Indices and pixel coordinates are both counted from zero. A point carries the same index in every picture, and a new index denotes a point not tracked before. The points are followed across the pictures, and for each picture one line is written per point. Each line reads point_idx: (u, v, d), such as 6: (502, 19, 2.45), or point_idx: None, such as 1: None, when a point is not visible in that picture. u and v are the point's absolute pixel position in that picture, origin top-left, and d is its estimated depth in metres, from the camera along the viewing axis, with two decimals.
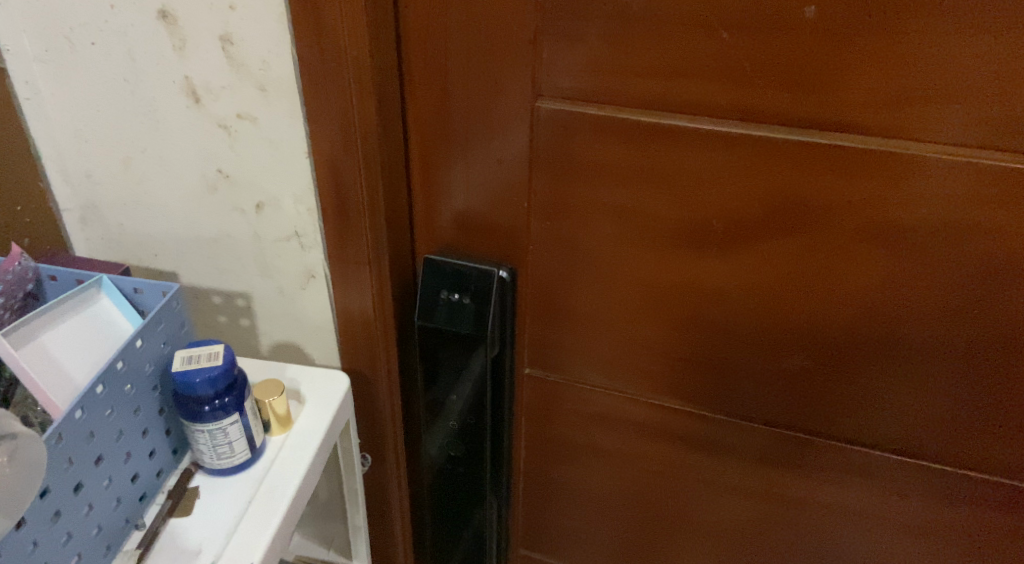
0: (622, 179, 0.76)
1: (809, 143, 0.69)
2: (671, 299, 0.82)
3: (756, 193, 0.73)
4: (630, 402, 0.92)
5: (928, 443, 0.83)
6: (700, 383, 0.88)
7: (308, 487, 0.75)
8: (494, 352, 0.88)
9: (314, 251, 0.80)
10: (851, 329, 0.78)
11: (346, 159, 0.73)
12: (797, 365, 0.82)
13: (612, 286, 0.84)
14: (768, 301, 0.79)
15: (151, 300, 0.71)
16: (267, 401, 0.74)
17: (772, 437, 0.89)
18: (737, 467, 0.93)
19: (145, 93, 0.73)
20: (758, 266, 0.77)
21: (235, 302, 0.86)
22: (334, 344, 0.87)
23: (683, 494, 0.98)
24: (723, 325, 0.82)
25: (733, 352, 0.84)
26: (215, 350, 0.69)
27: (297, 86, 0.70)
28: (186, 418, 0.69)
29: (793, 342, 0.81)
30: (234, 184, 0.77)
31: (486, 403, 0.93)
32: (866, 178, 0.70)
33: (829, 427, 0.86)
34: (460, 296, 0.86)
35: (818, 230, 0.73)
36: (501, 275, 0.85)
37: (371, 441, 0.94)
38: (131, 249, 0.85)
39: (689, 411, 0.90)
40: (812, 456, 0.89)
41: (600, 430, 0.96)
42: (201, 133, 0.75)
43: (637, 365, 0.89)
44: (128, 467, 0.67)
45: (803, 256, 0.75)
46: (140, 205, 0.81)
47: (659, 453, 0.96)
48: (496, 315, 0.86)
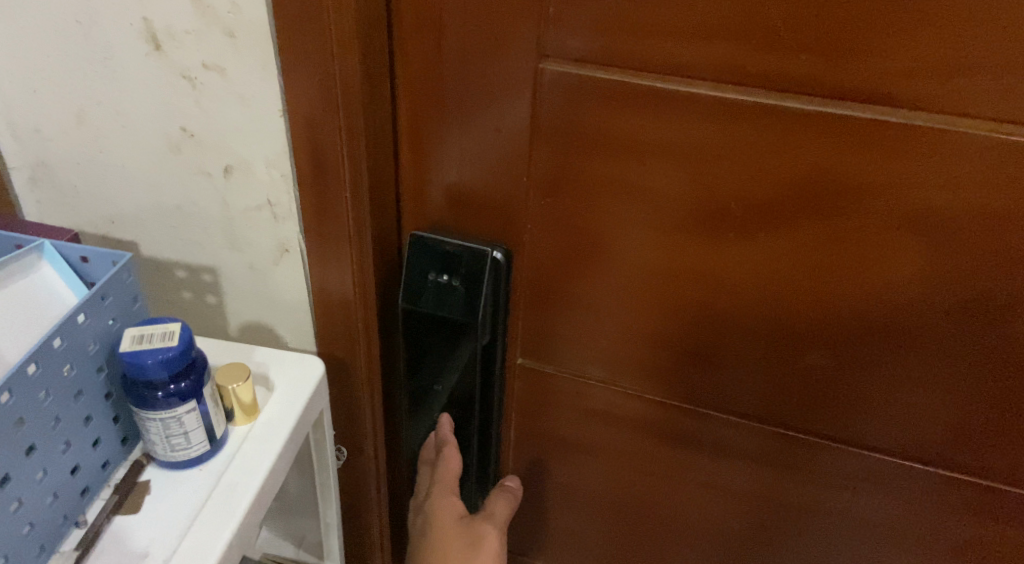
0: (633, 154, 0.69)
1: (846, 117, 0.62)
2: (681, 288, 0.75)
3: (782, 173, 0.66)
4: (629, 398, 0.85)
5: (954, 453, 0.76)
6: (708, 381, 0.80)
7: (274, 484, 0.67)
8: (484, 340, 0.81)
9: (288, 222, 0.73)
10: (878, 326, 0.71)
11: (325, 120, 0.65)
12: (816, 364, 0.75)
13: (617, 272, 0.76)
14: (788, 294, 0.72)
15: (100, 270, 0.63)
16: (231, 387, 0.66)
17: (783, 441, 0.82)
18: (744, 473, 0.86)
19: (100, 37, 0.65)
20: (779, 254, 0.70)
21: (201, 276, 0.78)
22: (309, 325, 0.80)
23: (683, 498, 0.91)
24: (736, 317, 0.75)
25: (746, 349, 0.77)
26: (170, 329, 0.61)
27: (270, 33, 0.62)
28: (136, 405, 0.61)
29: (813, 340, 0.74)
30: (201, 145, 0.69)
31: (475, 394, 0.86)
32: (907, 158, 0.62)
33: (847, 434, 0.79)
34: (449, 278, 0.78)
35: (848, 215, 0.66)
36: (495, 256, 0.77)
37: (348, 433, 0.86)
38: (86, 215, 0.76)
39: (693, 411, 0.83)
40: (827, 464, 0.82)
41: (597, 428, 0.89)
42: (162, 85, 0.67)
43: (639, 359, 0.81)
44: (67, 458, 0.59)
45: (829, 246, 0.68)
46: (95, 165, 0.73)
47: (660, 453, 0.89)
48: (488, 299, 0.79)
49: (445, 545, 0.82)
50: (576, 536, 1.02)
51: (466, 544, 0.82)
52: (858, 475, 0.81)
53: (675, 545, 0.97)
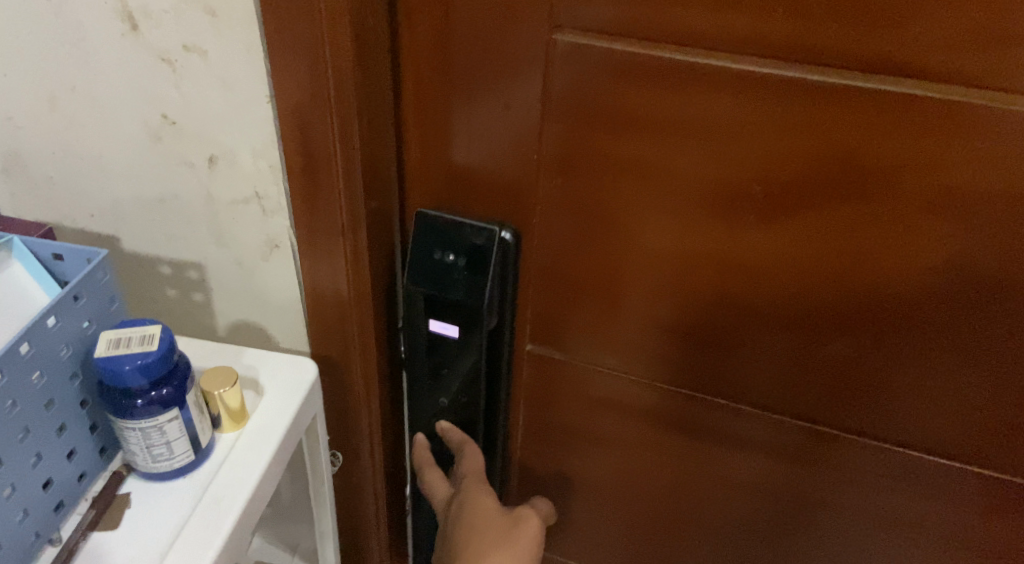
0: (651, 133, 0.64)
1: (881, 94, 0.57)
2: (699, 273, 0.70)
3: (809, 151, 0.61)
4: (640, 385, 0.81)
5: (984, 452, 0.72)
6: (725, 370, 0.76)
7: (264, 498, 0.63)
8: (491, 326, 0.76)
9: (277, 216, 0.68)
10: (906, 316, 0.66)
11: (315, 105, 0.60)
12: (838, 353, 0.71)
13: (630, 256, 0.72)
14: (810, 280, 0.67)
15: (74, 269, 0.59)
16: (216, 393, 0.62)
17: (800, 435, 0.78)
18: (760, 469, 0.82)
19: (71, 17, 0.60)
20: (802, 238, 0.65)
21: (186, 274, 0.74)
22: (301, 324, 0.75)
23: (695, 493, 0.88)
24: (754, 304, 0.70)
25: (768, 338, 0.72)
26: (149, 332, 0.57)
27: (254, 12, 0.58)
28: (114, 414, 0.57)
29: (834, 327, 0.69)
30: (183, 134, 0.65)
31: (481, 383, 0.82)
32: (945, 139, 0.58)
33: (869, 427, 0.74)
34: (454, 258, 0.73)
35: (877, 197, 0.61)
36: (502, 236, 0.73)
37: (343, 436, 0.82)
38: (63, 208, 0.72)
39: (710, 402, 0.79)
40: (845, 462, 0.78)
41: (607, 419, 0.85)
42: (140, 69, 0.62)
43: (651, 345, 0.77)
44: (39, 472, 0.55)
45: (853, 232, 0.64)
46: (71, 156, 0.68)
47: (671, 449, 0.85)
48: (495, 282, 0.74)
49: (479, 526, 0.74)
50: (583, 533, 0.98)
51: (505, 528, 0.75)
52: (878, 473, 0.77)
53: (685, 542, 0.93)
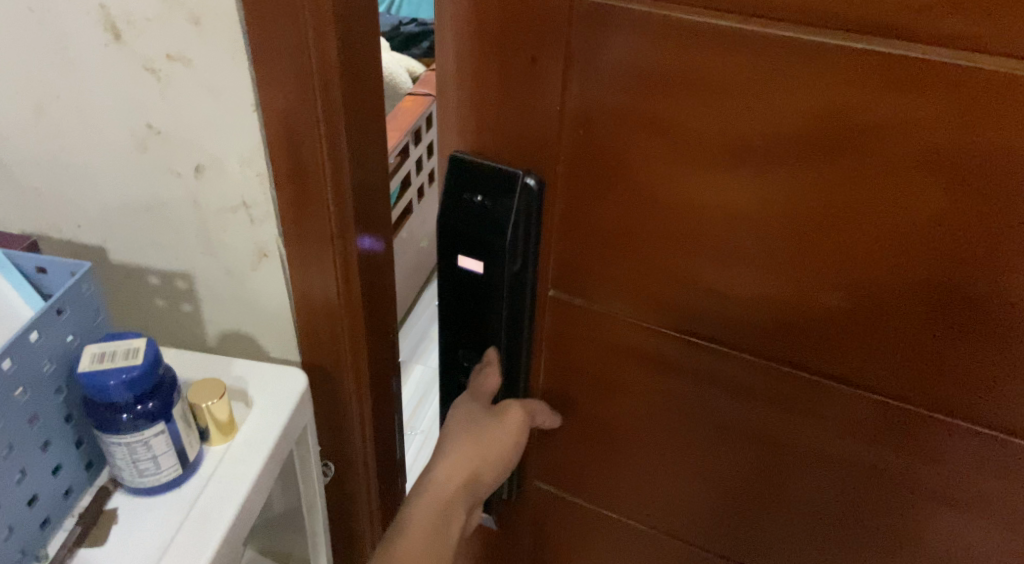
0: (669, 84, 0.57)
1: (931, 61, 0.50)
2: (698, 232, 0.63)
3: (839, 104, 0.53)
4: (637, 344, 0.73)
5: (988, 508, 0.65)
6: (720, 330, 0.68)
7: (252, 512, 0.62)
8: (513, 270, 0.73)
9: (266, 224, 0.67)
10: (917, 288, 0.58)
11: (302, 113, 0.60)
12: (832, 306, 0.62)
13: (632, 201, 0.65)
14: (813, 230, 0.59)
15: (58, 281, 0.58)
16: (204, 405, 0.61)
17: (797, 419, 0.70)
18: (758, 485, 0.76)
19: (52, 26, 0.59)
20: (807, 186, 0.57)
21: (175, 284, 0.73)
22: (292, 334, 0.75)
23: (686, 519, 0.84)
24: (756, 267, 0.63)
25: (764, 298, 0.64)
26: (135, 345, 0.56)
27: (239, 20, 0.57)
28: (100, 428, 0.56)
29: (833, 287, 0.61)
30: (169, 143, 0.64)
31: (501, 334, 0.78)
32: (1005, 116, 0.49)
33: (873, 417, 0.66)
34: (482, 198, 0.70)
35: (892, 143, 0.53)
36: (528, 182, 0.68)
37: (336, 446, 0.82)
38: (49, 219, 0.71)
39: (707, 370, 0.71)
40: (847, 476, 0.71)
41: (617, 396, 0.78)
42: (125, 77, 0.61)
43: (649, 301, 0.70)
44: (23, 488, 0.54)
45: (864, 185, 0.55)
46: (55, 166, 0.67)
47: (666, 428, 0.78)
48: (519, 225, 0.70)
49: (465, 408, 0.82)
50: (574, 544, 0.96)
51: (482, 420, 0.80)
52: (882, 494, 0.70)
53: None
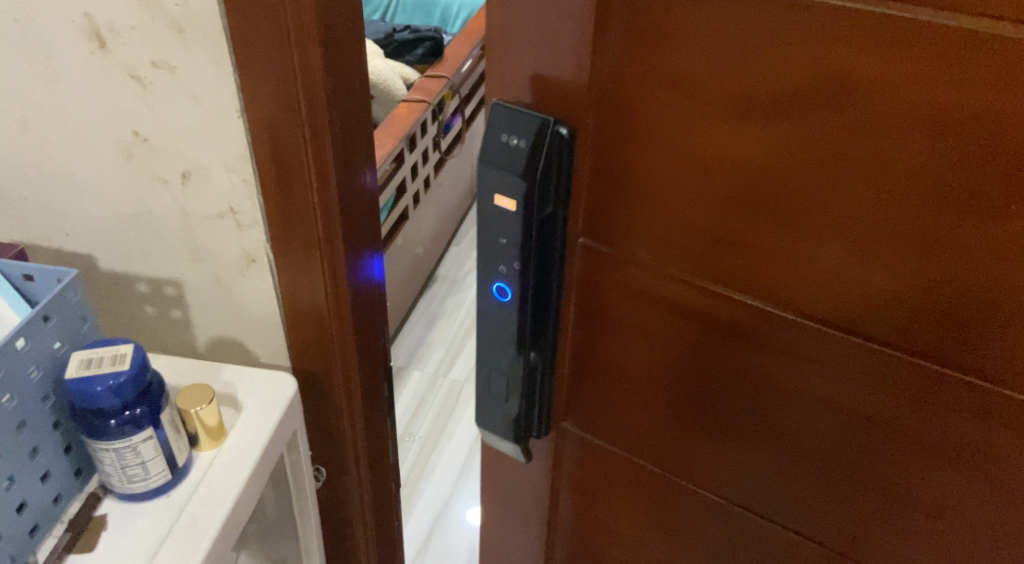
0: (689, 39, 0.64)
1: (911, 23, 0.54)
2: (711, 181, 0.69)
3: (832, 62, 0.58)
4: (660, 290, 0.79)
5: (973, 474, 0.68)
6: (742, 276, 0.72)
7: (242, 517, 0.62)
8: (545, 208, 0.78)
9: (253, 230, 0.68)
10: (917, 233, 0.61)
11: (287, 119, 0.60)
12: (836, 255, 0.66)
13: (667, 145, 0.70)
14: (820, 176, 0.63)
15: (45, 289, 0.59)
16: (193, 411, 0.61)
17: (813, 370, 0.73)
18: (777, 443, 0.80)
19: (39, 35, 0.60)
20: (817, 134, 0.62)
21: (164, 291, 0.74)
22: (281, 340, 0.75)
23: (697, 467, 0.89)
24: (760, 217, 0.68)
25: (779, 244, 0.68)
26: (122, 352, 0.57)
27: (221, 28, 0.57)
28: (88, 435, 0.56)
29: (840, 234, 0.65)
30: (155, 150, 0.64)
31: (531, 276, 0.83)
32: (975, 74, 0.54)
33: (883, 372, 0.69)
34: (517, 141, 0.76)
35: (886, 95, 0.57)
36: (558, 128, 0.75)
37: (328, 451, 0.82)
38: (37, 228, 0.71)
39: (731, 319, 0.75)
40: (853, 429, 0.73)
41: (644, 342, 0.83)
42: (110, 86, 0.62)
43: (674, 246, 0.75)
44: (12, 495, 0.54)
45: (866, 132, 0.59)
46: (42, 175, 0.68)
47: (683, 381, 0.83)
48: (549, 167, 0.76)
49: None
50: None
51: None
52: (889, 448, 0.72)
53: None
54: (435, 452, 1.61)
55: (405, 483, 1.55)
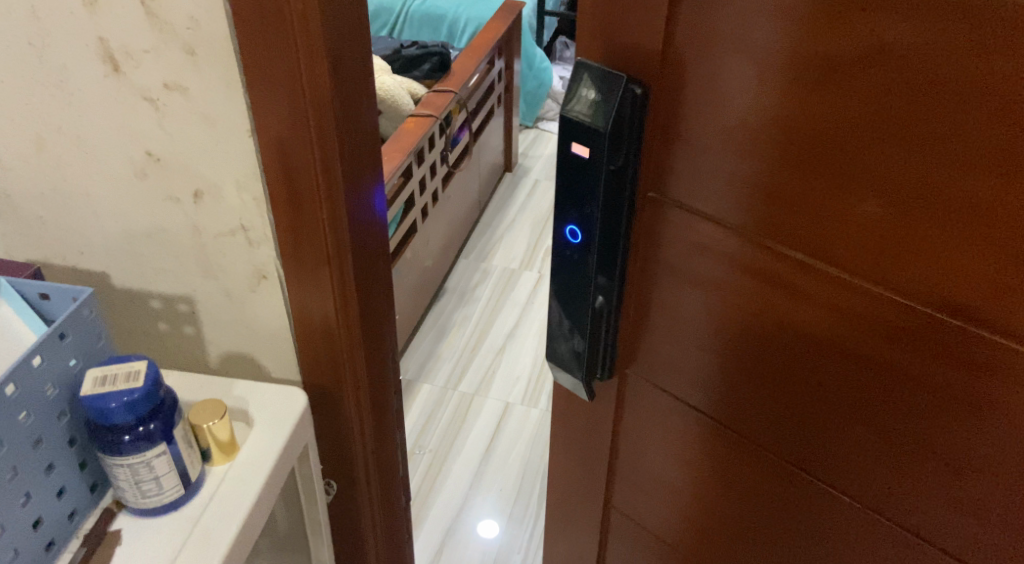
0: None
1: None
2: (753, 138, 0.63)
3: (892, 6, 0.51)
4: (704, 255, 0.72)
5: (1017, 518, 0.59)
6: (785, 239, 0.65)
7: (255, 530, 0.63)
8: (613, 166, 0.70)
9: (264, 246, 0.69)
10: (949, 210, 0.53)
11: (296, 138, 0.61)
12: (869, 217, 0.58)
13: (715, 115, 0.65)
14: (865, 130, 0.55)
15: (61, 307, 0.60)
16: (205, 426, 0.62)
17: (828, 342, 0.65)
18: (775, 427, 0.74)
19: (54, 59, 0.61)
20: (867, 82, 0.54)
21: (177, 307, 0.75)
22: (291, 354, 0.76)
23: (725, 484, 0.83)
24: (801, 177, 0.61)
25: (820, 201, 0.60)
26: (136, 368, 0.57)
27: (232, 49, 0.59)
28: (102, 450, 0.57)
29: (874, 195, 0.57)
30: (167, 169, 0.66)
31: (593, 236, 0.74)
32: None
33: (893, 357, 0.61)
34: (592, 92, 0.69)
35: (943, 47, 0.50)
36: (634, 87, 0.67)
37: (339, 464, 0.82)
38: (53, 247, 0.73)
39: (764, 281, 0.68)
40: (886, 442, 0.65)
41: (699, 304, 0.74)
42: (124, 108, 0.63)
43: (720, 206, 0.68)
44: (28, 510, 0.55)
45: (921, 96, 0.52)
46: (58, 195, 0.69)
47: (719, 362, 0.76)
48: (629, 133, 0.69)
49: None
50: None
51: None
52: (866, 453, 0.67)
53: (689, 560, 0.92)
54: (445, 465, 1.60)
55: (416, 497, 1.54)
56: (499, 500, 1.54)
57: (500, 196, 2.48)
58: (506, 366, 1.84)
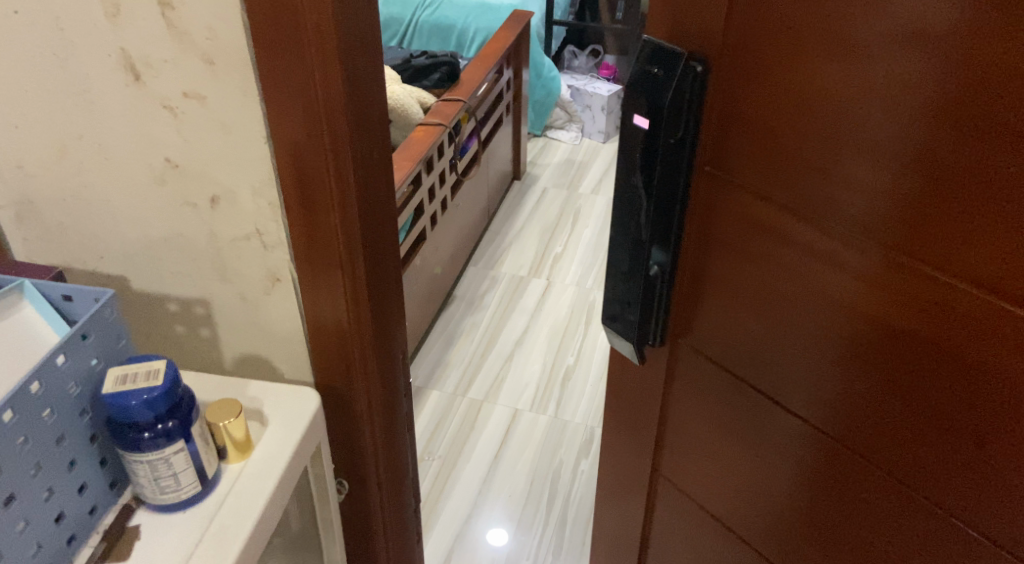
0: None
1: None
2: (796, 111, 0.64)
3: None
4: (750, 228, 0.73)
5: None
6: (825, 211, 0.65)
7: (269, 526, 0.64)
8: (671, 139, 0.73)
9: (278, 250, 0.71)
10: (985, 186, 0.54)
11: (310, 144, 0.63)
12: (901, 192, 0.59)
13: (766, 88, 0.66)
14: (907, 104, 0.56)
15: (83, 308, 0.62)
16: (221, 424, 0.64)
17: (861, 312, 0.66)
18: (803, 402, 0.74)
19: (78, 68, 0.63)
20: (909, 58, 0.55)
21: (193, 310, 0.77)
22: (304, 357, 0.77)
23: (754, 479, 0.84)
24: (839, 150, 0.62)
25: (859, 173, 0.61)
26: (155, 368, 0.59)
27: (248, 60, 0.61)
28: (122, 447, 0.59)
29: (910, 168, 0.58)
30: (185, 175, 0.68)
31: (650, 204, 0.77)
32: None
33: (921, 333, 0.61)
34: (655, 69, 0.72)
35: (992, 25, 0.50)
36: (694, 66, 0.70)
37: (349, 464, 0.84)
38: (74, 252, 0.75)
39: (804, 252, 0.68)
40: (915, 428, 0.65)
41: (742, 276, 0.75)
42: (145, 116, 0.65)
43: (766, 179, 0.69)
44: (51, 505, 0.56)
45: (967, 73, 0.53)
46: (79, 200, 0.71)
47: (757, 338, 0.76)
48: (689, 110, 0.72)
49: None
50: None
51: None
52: (882, 428, 0.68)
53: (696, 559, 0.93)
54: (454, 472, 1.62)
55: (425, 502, 1.56)
56: (508, 506, 1.55)
57: (508, 204, 2.50)
58: (515, 372, 1.85)
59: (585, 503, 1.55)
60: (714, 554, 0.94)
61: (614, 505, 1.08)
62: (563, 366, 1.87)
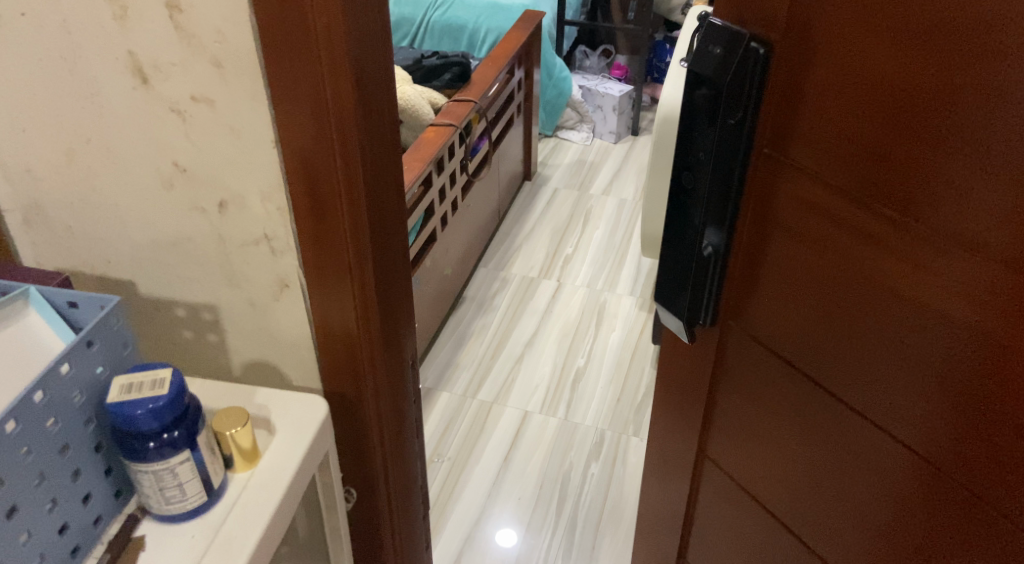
0: None
1: None
2: (858, 97, 0.62)
3: None
4: (806, 213, 0.71)
5: None
6: (884, 199, 0.63)
7: (276, 534, 0.63)
8: (733, 120, 0.72)
9: (286, 256, 0.70)
10: None
11: (317, 149, 0.62)
12: (963, 183, 0.57)
13: (833, 72, 0.64)
14: (980, 94, 0.54)
15: (88, 315, 0.61)
16: (227, 433, 0.63)
17: (914, 304, 0.64)
18: (851, 393, 0.73)
19: (88, 72, 0.63)
20: (979, 48, 0.53)
21: (201, 316, 0.76)
22: (312, 363, 0.76)
23: (797, 475, 0.83)
24: (899, 139, 0.60)
25: (922, 163, 0.59)
26: (161, 377, 0.58)
27: (257, 63, 0.59)
28: (127, 457, 0.58)
29: (978, 160, 0.56)
30: (193, 180, 0.67)
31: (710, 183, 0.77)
32: None
33: (980, 326, 0.60)
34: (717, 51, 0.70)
35: None
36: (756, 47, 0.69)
37: (357, 472, 0.83)
38: (82, 256, 0.74)
39: (859, 240, 0.67)
40: (964, 426, 0.64)
41: (795, 262, 0.74)
42: (153, 119, 0.64)
43: (824, 163, 0.68)
44: (55, 516, 0.55)
45: None
46: (88, 203, 0.70)
47: (806, 326, 0.75)
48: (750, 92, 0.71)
49: None
50: None
51: None
52: (929, 423, 0.66)
53: None
54: (465, 473, 1.61)
55: (435, 505, 1.55)
56: (518, 509, 1.54)
57: (519, 204, 2.48)
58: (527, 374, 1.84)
59: (597, 506, 1.54)
60: (750, 550, 0.94)
61: (659, 496, 1.08)
62: (573, 367, 1.86)
